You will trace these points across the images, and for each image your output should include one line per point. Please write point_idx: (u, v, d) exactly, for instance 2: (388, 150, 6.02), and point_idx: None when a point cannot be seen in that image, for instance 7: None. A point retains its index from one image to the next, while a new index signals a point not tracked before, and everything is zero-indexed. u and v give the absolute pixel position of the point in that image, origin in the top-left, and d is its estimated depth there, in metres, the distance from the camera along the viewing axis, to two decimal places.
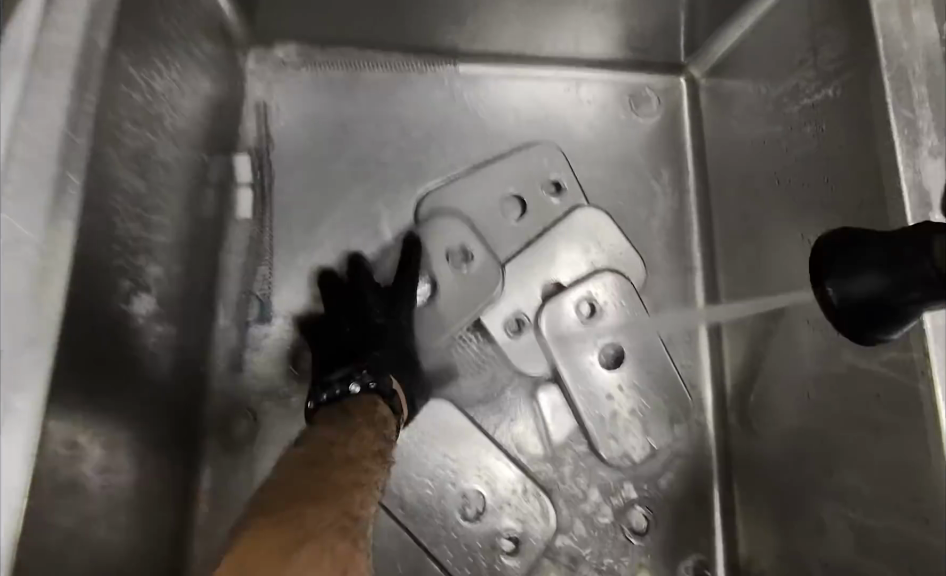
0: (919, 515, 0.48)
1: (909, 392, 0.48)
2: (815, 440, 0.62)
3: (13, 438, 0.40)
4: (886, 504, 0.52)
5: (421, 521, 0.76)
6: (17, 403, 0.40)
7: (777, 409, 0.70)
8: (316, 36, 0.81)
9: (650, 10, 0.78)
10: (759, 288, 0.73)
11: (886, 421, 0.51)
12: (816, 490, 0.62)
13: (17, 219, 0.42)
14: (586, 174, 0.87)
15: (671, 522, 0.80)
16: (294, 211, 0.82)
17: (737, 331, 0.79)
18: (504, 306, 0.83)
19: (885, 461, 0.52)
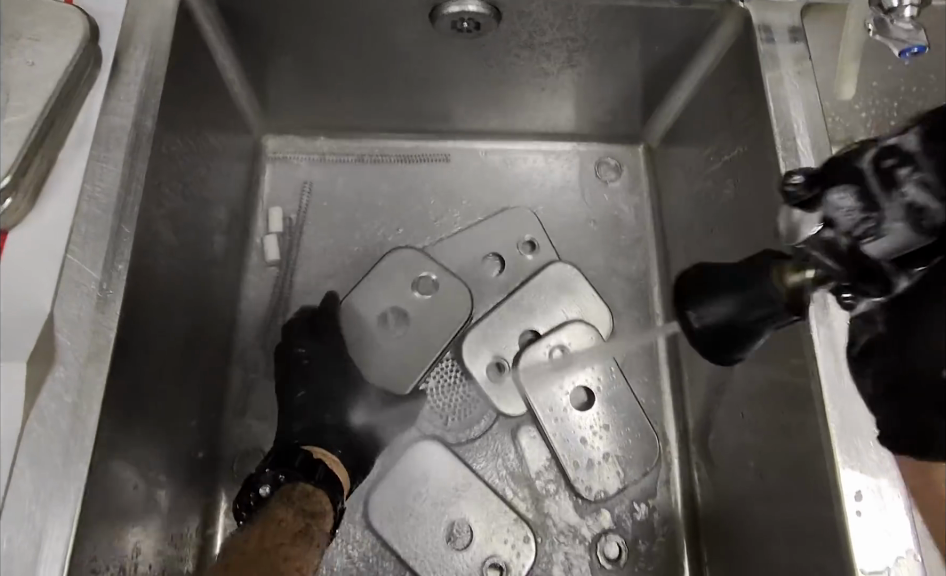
0: (823, 496, 0.55)
1: (809, 393, 0.57)
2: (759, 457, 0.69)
3: (82, 436, 0.50)
4: (801, 493, 0.60)
5: (410, 547, 0.80)
6: (86, 408, 0.50)
7: (729, 437, 0.76)
8: (318, 120, 0.93)
9: (605, 96, 0.89)
10: None
11: (801, 421, 0.59)
12: (761, 501, 0.68)
13: (82, 264, 0.53)
14: (559, 233, 0.95)
15: (649, 553, 0.83)
16: (306, 268, 0.91)
17: (695, 375, 0.84)
18: (484, 352, 0.88)
19: (804, 457, 0.59)
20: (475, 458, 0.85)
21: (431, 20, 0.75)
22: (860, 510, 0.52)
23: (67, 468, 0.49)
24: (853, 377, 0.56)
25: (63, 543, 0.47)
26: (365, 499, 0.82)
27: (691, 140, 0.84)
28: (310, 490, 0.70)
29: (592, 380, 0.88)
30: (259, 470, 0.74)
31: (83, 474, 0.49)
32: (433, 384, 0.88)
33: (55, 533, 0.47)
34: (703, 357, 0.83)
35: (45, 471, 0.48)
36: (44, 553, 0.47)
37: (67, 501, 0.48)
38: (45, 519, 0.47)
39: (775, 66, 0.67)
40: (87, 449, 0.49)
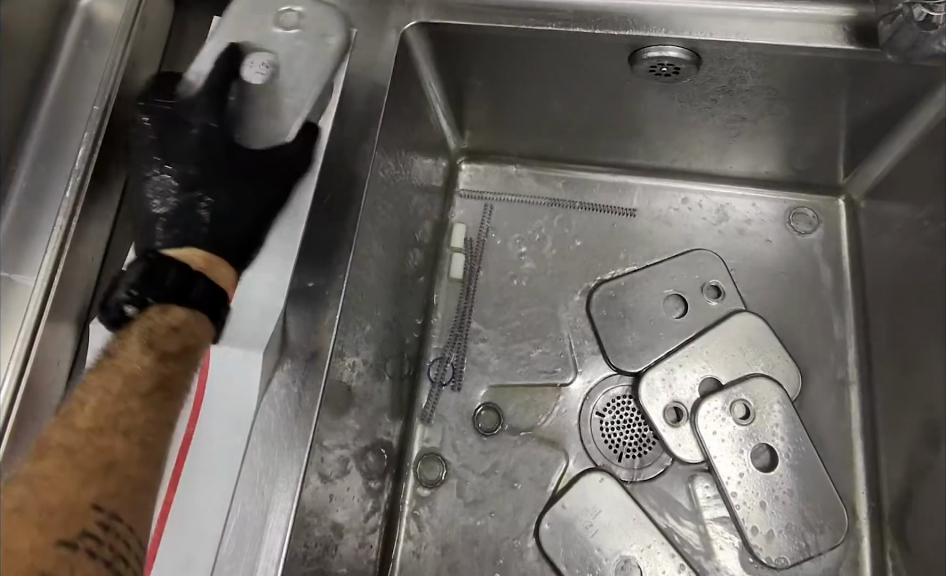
0: None
1: None
2: None
3: (303, 425, 0.55)
4: None
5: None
6: (309, 400, 0.55)
7: (933, 516, 0.72)
8: (512, 148, 0.95)
9: (808, 144, 0.87)
10: (918, 400, 0.76)
11: None
12: None
13: (311, 271, 0.59)
14: (750, 282, 0.92)
15: None
16: (492, 287, 0.92)
17: (896, 444, 0.80)
18: (661, 395, 0.86)
19: None
20: (651, 500, 0.83)
21: (631, 64, 0.77)
22: None
23: (291, 452, 0.54)
24: None
25: (288, 519, 0.52)
26: (536, 526, 0.81)
27: (907, 193, 0.79)
28: (179, 320, 0.49)
29: (778, 435, 0.84)
30: (138, 259, 0.50)
31: (305, 459, 0.54)
32: (610, 418, 0.86)
33: (279, 510, 0.52)
34: (906, 423, 0.78)
35: (270, 450, 0.54)
36: (270, 526, 0.52)
37: (290, 483, 0.53)
38: (271, 496, 0.53)
39: None
40: (309, 435, 0.54)
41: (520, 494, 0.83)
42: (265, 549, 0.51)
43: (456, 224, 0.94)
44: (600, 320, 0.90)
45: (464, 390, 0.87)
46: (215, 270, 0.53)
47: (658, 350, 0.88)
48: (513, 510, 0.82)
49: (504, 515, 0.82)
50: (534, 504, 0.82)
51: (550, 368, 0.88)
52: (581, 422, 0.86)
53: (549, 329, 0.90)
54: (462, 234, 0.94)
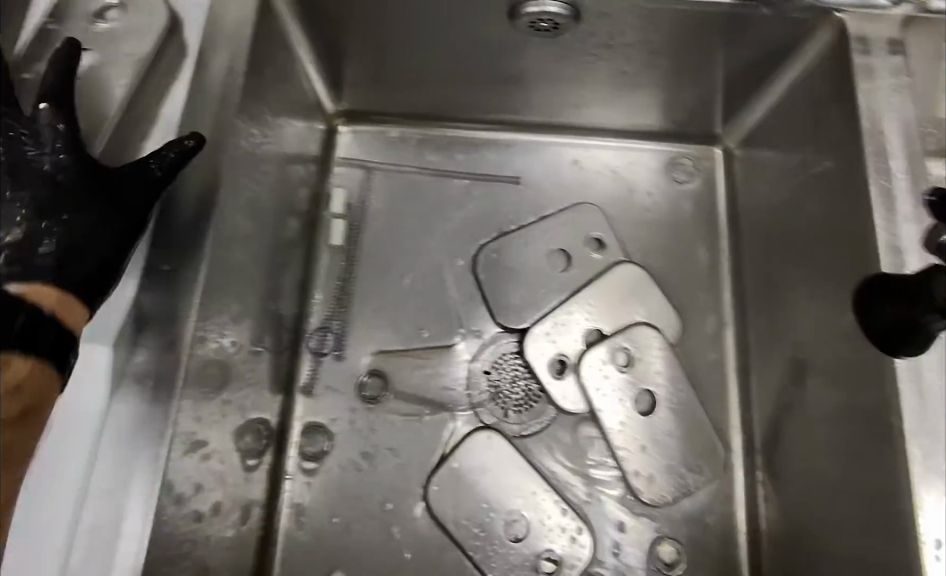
0: (895, 532, 0.56)
1: (887, 427, 0.58)
2: (829, 478, 0.67)
3: (157, 419, 0.51)
4: (871, 526, 0.59)
5: (471, 537, 0.79)
6: (163, 394, 0.52)
7: (797, 455, 0.74)
8: (389, 103, 0.91)
9: (685, 95, 0.86)
10: (785, 343, 0.77)
11: (878, 453, 0.59)
12: (826, 524, 0.67)
13: (162, 253, 0.55)
14: (631, 233, 0.92)
15: (698, 559, 0.81)
16: (376, 251, 0.89)
17: (766, 386, 0.82)
18: (547, 348, 0.86)
19: (879, 487, 0.59)
20: (537, 452, 0.83)
21: (508, 17, 0.74)
22: (940, 554, 0.53)
23: (146, 450, 0.50)
24: (936, 420, 0.57)
25: (147, 523, 0.49)
26: (425, 485, 0.80)
27: (776, 143, 0.80)
28: (22, 374, 0.42)
29: (660, 383, 0.86)
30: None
31: (161, 456, 0.50)
32: (496, 376, 0.86)
33: (134, 511, 0.49)
34: (773, 367, 0.80)
35: (124, 452, 0.50)
36: (126, 528, 0.49)
37: (147, 482, 0.50)
38: (126, 498, 0.49)
39: (870, 80, 0.64)
40: (164, 427, 0.51)
41: (403, 457, 0.81)
42: (122, 552, 0.48)
43: (335, 190, 0.90)
44: (486, 280, 0.89)
45: (347, 358, 0.85)
46: (60, 306, 0.45)
47: (543, 306, 0.88)
48: (399, 472, 0.81)
49: (389, 479, 0.81)
50: (420, 468, 0.81)
51: (434, 328, 0.87)
52: (468, 381, 0.85)
53: (434, 289, 0.88)
54: (342, 201, 0.90)
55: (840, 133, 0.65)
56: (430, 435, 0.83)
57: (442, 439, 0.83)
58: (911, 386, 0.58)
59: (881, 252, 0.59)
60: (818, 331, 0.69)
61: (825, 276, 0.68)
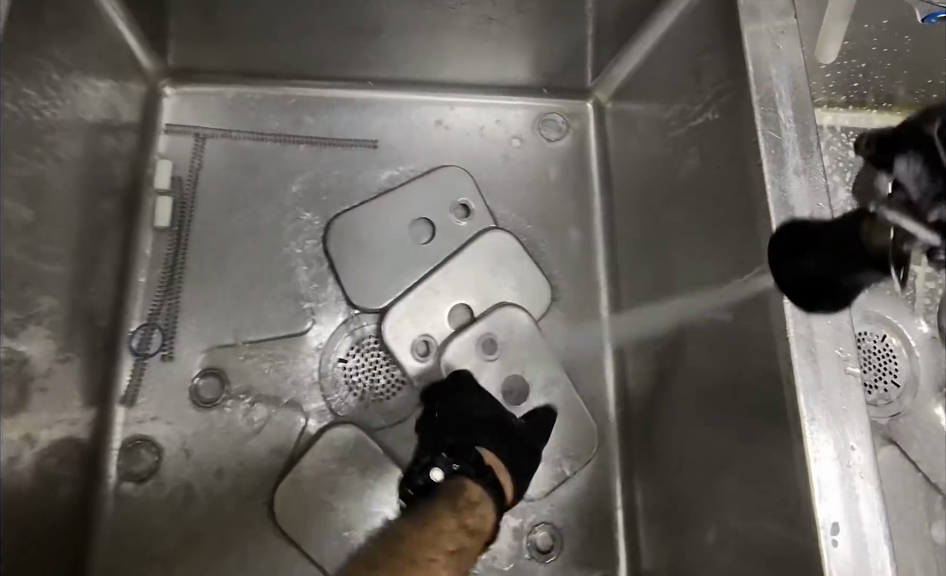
0: (788, 517, 0.49)
1: (779, 401, 0.50)
2: (709, 459, 0.60)
3: None
4: (761, 512, 0.52)
5: (323, 546, 0.69)
6: None
7: (673, 429, 0.67)
8: (220, 55, 0.78)
9: (554, 42, 0.78)
10: (660, 310, 0.71)
11: (767, 430, 0.51)
12: (707, 508, 0.60)
13: None
14: (497, 199, 0.84)
15: (573, 547, 0.74)
16: (209, 229, 0.77)
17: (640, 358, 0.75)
18: (410, 328, 0.78)
19: (767, 470, 0.51)
20: (398, 446, 0.74)
21: None
22: (837, 540, 0.45)
23: None
24: (831, 387, 0.48)
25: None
26: (272, 495, 0.70)
27: (651, 93, 0.73)
28: None
29: (535, 361, 0.78)
30: None
31: None
32: (353, 364, 0.76)
33: None
34: (648, 337, 0.74)
35: None
36: None
37: None
38: None
39: (754, 21, 0.57)
40: None
41: (245, 464, 0.71)
42: None
43: (161, 162, 0.78)
44: (340, 255, 0.78)
45: (177, 355, 0.73)
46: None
47: (405, 281, 0.79)
48: (239, 480, 0.71)
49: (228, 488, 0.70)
50: (265, 475, 0.71)
51: (280, 313, 0.76)
52: (321, 371, 0.75)
53: (279, 272, 0.77)
54: (168, 173, 0.77)
55: (724, 79, 0.59)
56: (277, 435, 0.72)
57: (292, 438, 0.73)
58: (804, 352, 0.49)
59: (773, 206, 0.52)
60: (698, 299, 0.62)
61: (705, 238, 0.61)
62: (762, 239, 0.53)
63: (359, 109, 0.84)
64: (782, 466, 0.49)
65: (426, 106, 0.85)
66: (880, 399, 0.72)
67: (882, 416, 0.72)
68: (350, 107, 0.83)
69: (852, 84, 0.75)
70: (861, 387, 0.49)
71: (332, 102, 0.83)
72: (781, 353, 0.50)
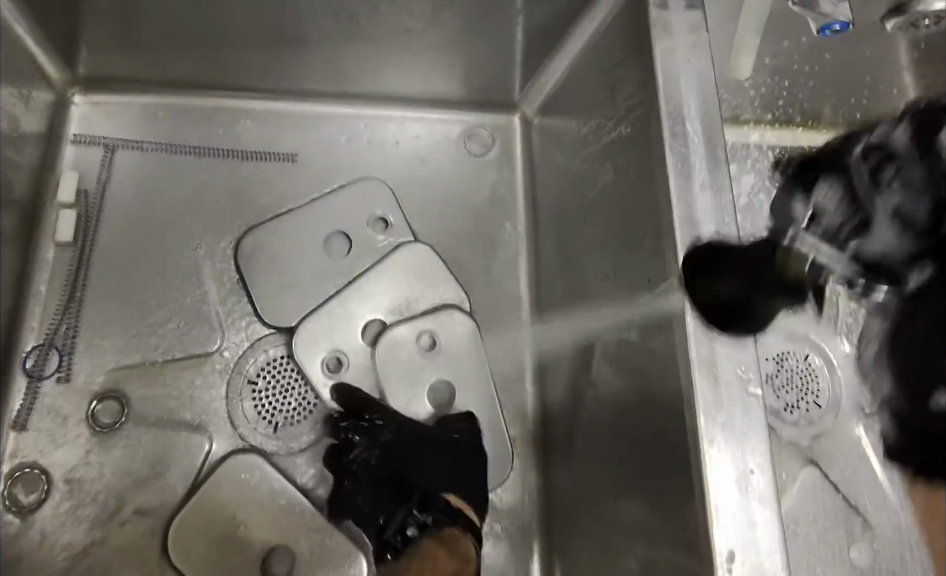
0: (686, 545, 0.48)
1: (680, 426, 0.49)
2: (614, 480, 0.59)
3: None
4: (660, 537, 0.51)
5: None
6: None
7: (585, 450, 0.66)
8: (132, 65, 0.76)
9: (478, 56, 0.77)
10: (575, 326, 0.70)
11: (669, 456, 0.50)
12: (613, 531, 0.59)
13: None
14: (419, 213, 0.82)
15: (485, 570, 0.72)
16: (115, 244, 0.74)
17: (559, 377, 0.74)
18: (320, 344, 0.75)
19: (667, 497, 0.50)
20: (308, 471, 0.72)
21: None
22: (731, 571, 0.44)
23: None
24: (732, 411, 0.47)
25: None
26: (171, 523, 0.68)
27: (572, 108, 0.72)
28: None
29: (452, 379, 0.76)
30: None
31: None
32: (264, 385, 0.73)
33: None
34: (565, 354, 0.72)
35: None
36: None
37: None
38: None
39: (667, 36, 0.56)
40: None
41: (149, 487, 0.69)
42: None
43: (67, 172, 0.75)
44: (251, 271, 0.76)
45: (78, 376, 0.70)
46: None
47: (317, 295, 0.77)
48: (138, 506, 0.68)
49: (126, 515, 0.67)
50: (168, 498, 0.69)
51: (188, 332, 0.73)
52: (230, 393, 0.73)
53: (188, 289, 0.74)
54: (73, 185, 0.75)
55: (637, 94, 0.58)
56: (180, 458, 0.70)
57: (196, 462, 0.70)
58: (707, 375, 0.48)
59: (678, 223, 0.52)
60: (608, 317, 0.61)
61: (619, 255, 0.60)
62: (668, 259, 0.52)
63: (279, 121, 0.81)
64: (682, 489, 0.48)
65: (347, 118, 0.83)
66: (800, 420, 0.71)
67: (803, 438, 0.70)
68: (269, 119, 0.81)
69: (776, 102, 0.75)
70: (763, 410, 0.48)
71: (250, 114, 0.81)
72: (683, 374, 0.49)
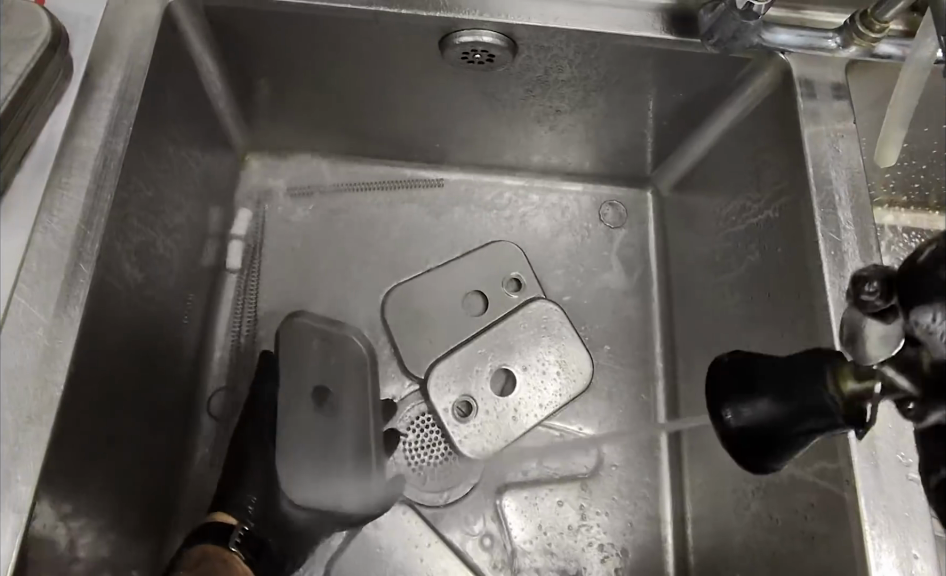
0: None
1: (841, 503, 0.51)
2: (769, 551, 0.61)
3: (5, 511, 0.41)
4: None
5: None
6: (17, 475, 0.42)
7: (731, 523, 0.68)
8: (303, 140, 0.84)
9: (617, 139, 0.82)
10: None
11: (829, 532, 0.53)
12: None
13: (31, 306, 0.45)
14: (558, 280, 0.87)
15: None
16: (284, 299, 0.82)
17: (698, 447, 0.76)
18: (452, 388, 0.81)
19: (829, 569, 0.53)
20: (453, 526, 0.76)
21: (440, 49, 0.67)
22: None
23: None
24: (893, 493, 0.50)
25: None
26: (330, 564, 0.73)
27: (712, 187, 0.76)
28: None
29: (583, 436, 0.81)
30: None
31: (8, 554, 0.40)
32: (414, 438, 0.79)
33: None
34: (705, 423, 0.75)
35: None
36: None
37: None
38: None
39: (815, 127, 0.61)
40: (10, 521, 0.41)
41: None
42: None
43: (243, 231, 0.84)
44: (400, 328, 0.82)
45: None
46: None
47: (451, 343, 0.82)
48: None
49: None
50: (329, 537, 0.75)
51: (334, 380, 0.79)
52: None
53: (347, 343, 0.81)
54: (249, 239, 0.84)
55: (787, 183, 0.62)
56: None
57: None
58: (865, 456, 0.51)
59: (832, 305, 0.56)
60: None
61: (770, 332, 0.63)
62: (824, 342, 0.55)
63: (430, 191, 0.88)
64: (844, 566, 0.51)
65: (492, 191, 0.90)
66: None
67: None
68: (421, 189, 0.88)
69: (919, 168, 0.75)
70: (924, 494, 0.50)
71: (402, 182, 0.88)
72: (841, 452, 0.52)
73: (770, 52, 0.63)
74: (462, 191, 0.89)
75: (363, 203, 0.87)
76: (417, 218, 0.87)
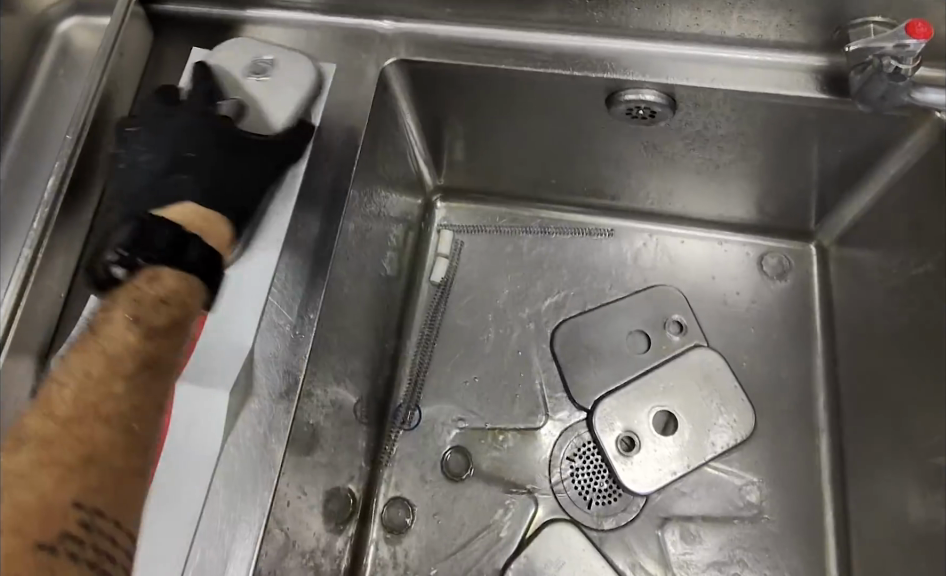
0: None
1: None
2: None
3: (263, 467, 0.57)
4: None
5: None
6: (271, 440, 0.58)
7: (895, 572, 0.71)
8: (485, 185, 0.95)
9: (779, 193, 0.87)
10: (891, 446, 0.75)
11: None
12: None
13: (279, 307, 0.62)
14: (720, 325, 0.92)
15: None
16: (467, 328, 0.93)
17: (866, 496, 0.79)
18: (617, 423, 0.87)
19: None
20: (617, 548, 0.83)
21: (608, 105, 0.76)
22: None
23: (255, 490, 0.56)
24: None
25: (247, 563, 0.54)
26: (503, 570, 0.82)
27: (875, 242, 0.80)
28: None
29: (736, 473, 0.85)
30: None
31: (266, 496, 0.56)
32: (580, 464, 0.86)
33: (240, 552, 0.54)
34: (875, 473, 0.77)
35: (234, 491, 0.56)
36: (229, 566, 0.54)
37: (251, 525, 0.55)
38: (233, 535, 0.55)
39: None
40: (268, 471, 0.57)
41: (483, 535, 0.83)
42: None
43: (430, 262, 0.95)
44: (566, 357, 0.91)
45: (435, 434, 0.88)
46: None
47: (616, 380, 0.89)
48: (479, 551, 0.83)
49: (470, 553, 0.83)
50: (499, 547, 0.83)
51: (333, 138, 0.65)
52: (551, 468, 0.86)
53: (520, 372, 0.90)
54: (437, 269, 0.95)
55: None
56: (512, 517, 0.84)
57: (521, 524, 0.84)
58: None
59: None
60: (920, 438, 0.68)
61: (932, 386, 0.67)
62: None
63: (602, 237, 0.96)
64: None
65: (654, 237, 0.96)
66: None
67: None
68: (590, 231, 0.96)
69: None
70: None
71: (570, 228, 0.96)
72: None
73: (926, 110, 0.68)
74: (633, 239, 0.96)
75: (536, 245, 0.96)
76: (585, 258, 0.95)
